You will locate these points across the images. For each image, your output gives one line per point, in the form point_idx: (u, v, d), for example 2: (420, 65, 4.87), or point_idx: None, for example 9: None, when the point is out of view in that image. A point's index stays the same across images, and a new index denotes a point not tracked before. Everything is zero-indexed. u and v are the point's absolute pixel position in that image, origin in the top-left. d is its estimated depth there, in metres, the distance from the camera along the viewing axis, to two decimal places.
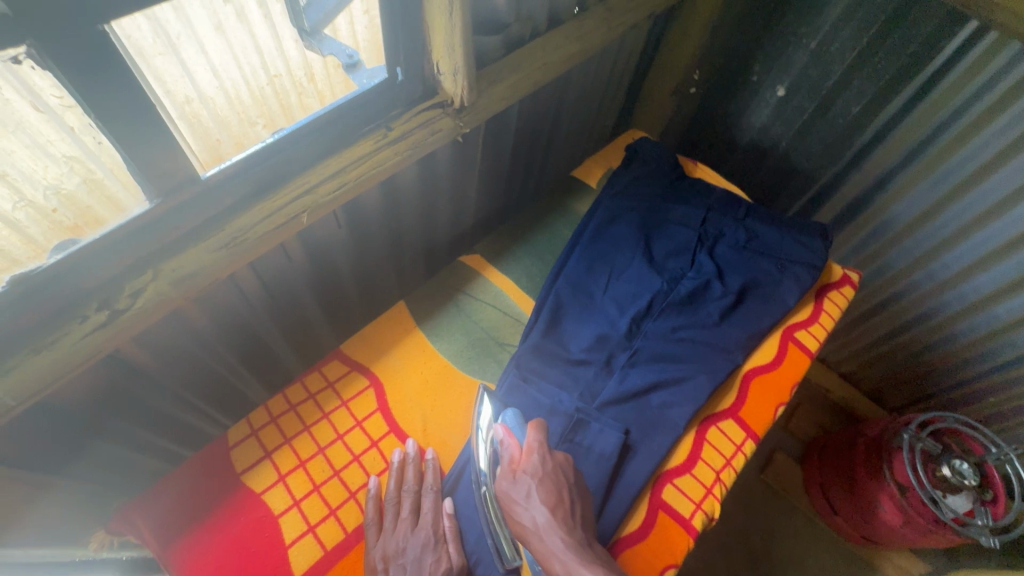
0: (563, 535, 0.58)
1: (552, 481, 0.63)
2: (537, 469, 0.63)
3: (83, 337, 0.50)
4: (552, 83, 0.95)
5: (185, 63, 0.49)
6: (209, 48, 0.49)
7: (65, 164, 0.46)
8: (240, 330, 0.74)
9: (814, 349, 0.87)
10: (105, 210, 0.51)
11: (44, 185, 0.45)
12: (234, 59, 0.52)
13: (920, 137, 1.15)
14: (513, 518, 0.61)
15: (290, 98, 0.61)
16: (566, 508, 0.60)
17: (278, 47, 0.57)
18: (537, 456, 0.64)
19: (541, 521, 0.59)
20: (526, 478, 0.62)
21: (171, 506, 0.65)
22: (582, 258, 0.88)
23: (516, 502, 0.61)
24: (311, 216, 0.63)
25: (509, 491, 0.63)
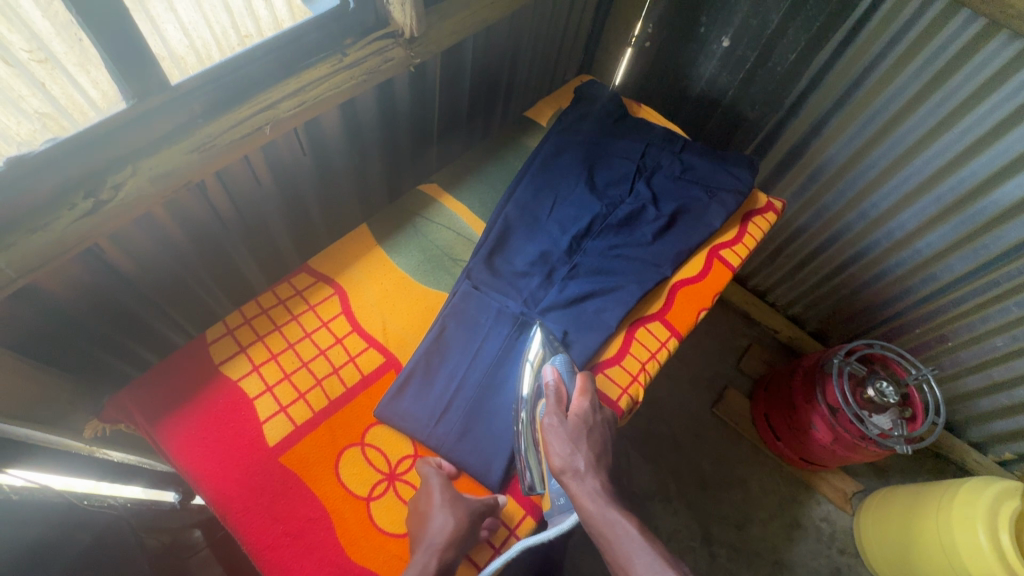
0: (601, 485, 0.65)
1: (597, 433, 0.70)
2: (588, 417, 0.70)
3: (73, 222, 0.58)
4: (503, 24, 1.02)
5: (155, 20, 0.61)
6: (177, 6, 0.62)
7: (38, 120, 0.56)
8: (212, 241, 0.82)
9: (737, 265, 0.98)
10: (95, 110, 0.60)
11: (18, 140, 0.55)
12: (202, 18, 0.64)
13: (848, 83, 1.25)
14: (550, 453, 0.67)
15: None
16: (606, 460, 0.68)
17: (247, 9, 0.68)
18: (589, 403, 0.71)
19: (584, 465, 0.66)
20: (577, 420, 0.69)
21: (156, 390, 0.73)
22: (530, 185, 0.97)
23: (560, 442, 0.67)
24: (273, 130, 0.70)
25: (557, 429, 0.68)
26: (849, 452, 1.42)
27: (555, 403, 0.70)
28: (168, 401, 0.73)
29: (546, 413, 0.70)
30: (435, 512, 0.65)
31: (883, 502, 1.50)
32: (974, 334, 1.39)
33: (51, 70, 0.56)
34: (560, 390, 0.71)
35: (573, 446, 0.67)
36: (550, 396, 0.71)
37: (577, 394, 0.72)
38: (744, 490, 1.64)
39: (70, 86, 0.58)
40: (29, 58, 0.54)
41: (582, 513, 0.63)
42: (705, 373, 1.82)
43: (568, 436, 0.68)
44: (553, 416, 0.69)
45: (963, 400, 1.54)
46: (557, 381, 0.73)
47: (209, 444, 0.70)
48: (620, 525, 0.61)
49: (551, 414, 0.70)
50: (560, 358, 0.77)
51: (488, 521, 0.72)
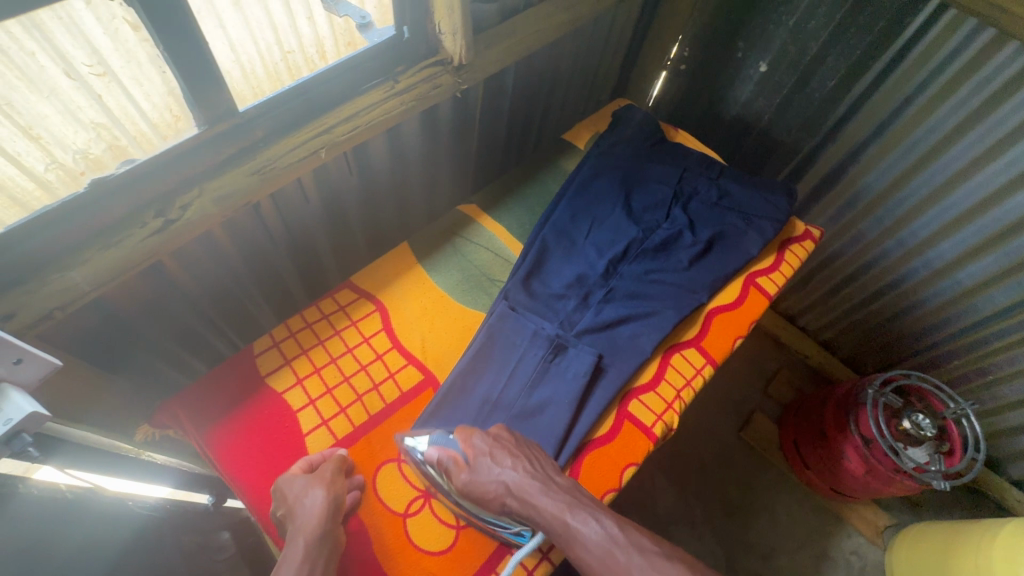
0: (531, 484, 0.64)
1: (504, 447, 0.69)
2: (483, 449, 0.69)
3: (143, 239, 0.61)
4: (544, 51, 1.05)
5: (207, 37, 0.59)
6: (226, 23, 0.60)
7: (92, 130, 0.56)
8: (263, 257, 0.86)
9: (773, 293, 0.97)
10: (161, 133, 0.62)
11: (73, 149, 0.56)
12: (249, 35, 0.62)
13: (888, 111, 1.24)
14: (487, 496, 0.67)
15: (301, 72, 0.70)
16: (524, 461, 0.67)
17: (292, 24, 0.65)
18: (477, 438, 0.70)
19: (511, 483, 0.65)
20: (479, 459, 0.68)
21: (206, 399, 0.76)
22: (567, 208, 0.98)
23: (483, 482, 0.67)
24: (328, 153, 0.73)
25: (473, 480, 0.67)
26: (882, 484, 1.38)
27: (455, 464, 0.69)
28: (217, 409, 0.76)
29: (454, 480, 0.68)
30: (300, 493, 0.65)
31: (916, 538, 1.46)
32: (1016, 368, 1.35)
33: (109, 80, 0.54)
34: (449, 454, 0.70)
35: (493, 478, 0.66)
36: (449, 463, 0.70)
37: (461, 444, 0.70)
38: (770, 519, 1.61)
39: (124, 97, 0.57)
40: (89, 73, 0.52)
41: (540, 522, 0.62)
42: (732, 396, 1.80)
43: (481, 476, 0.67)
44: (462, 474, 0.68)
45: (1003, 436, 1.49)
46: (439, 450, 0.71)
47: (252, 454, 0.73)
48: (567, 519, 0.60)
49: (457, 477, 0.68)
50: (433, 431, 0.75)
51: None
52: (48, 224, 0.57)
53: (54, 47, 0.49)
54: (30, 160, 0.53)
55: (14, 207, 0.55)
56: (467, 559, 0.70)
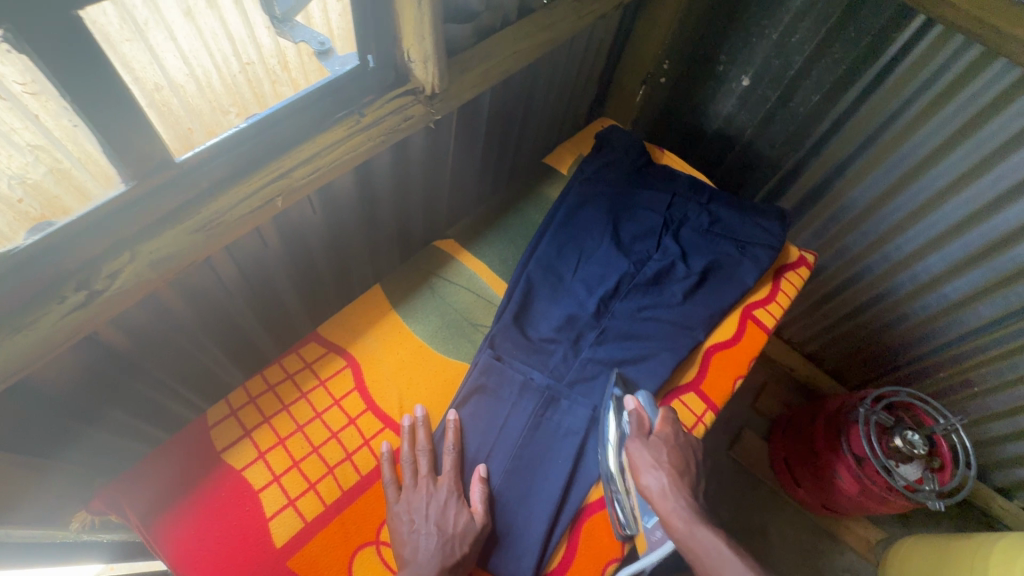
0: (680, 495, 0.67)
1: (679, 452, 0.72)
2: (671, 439, 0.72)
3: (63, 317, 0.52)
4: (522, 72, 0.98)
5: (155, 50, 0.51)
6: (178, 34, 0.51)
7: (30, 153, 0.47)
8: (217, 310, 0.77)
9: (771, 326, 0.93)
10: (72, 198, 0.52)
11: (10, 174, 0.47)
12: (204, 46, 0.53)
13: (874, 126, 1.21)
14: (638, 474, 0.69)
15: (263, 86, 0.62)
16: (686, 478, 0.70)
17: (250, 34, 0.58)
18: (670, 428, 0.73)
19: (668, 485, 0.68)
20: (660, 442, 0.72)
21: (153, 482, 0.67)
22: (552, 241, 0.92)
23: (643, 463, 0.70)
24: (285, 201, 0.65)
25: (642, 451, 0.71)
26: (876, 504, 1.36)
27: (637, 427, 0.72)
28: (164, 492, 0.67)
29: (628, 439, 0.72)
30: (446, 515, 0.66)
31: (907, 558, 1.44)
32: (1002, 381, 1.34)
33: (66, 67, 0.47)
34: (642, 415, 0.73)
35: (658, 469, 0.69)
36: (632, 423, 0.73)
37: (659, 421, 0.74)
38: (764, 540, 1.58)
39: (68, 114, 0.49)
40: (21, 92, 0.45)
41: (670, 523, 0.65)
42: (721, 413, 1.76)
43: (652, 458, 0.70)
44: (635, 439, 0.71)
45: (989, 445, 1.48)
46: (638, 407, 0.75)
47: (208, 546, 0.64)
48: (706, 542, 0.62)
49: (634, 439, 0.72)
50: (641, 389, 0.79)
51: None
52: None
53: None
54: None
55: None
56: None
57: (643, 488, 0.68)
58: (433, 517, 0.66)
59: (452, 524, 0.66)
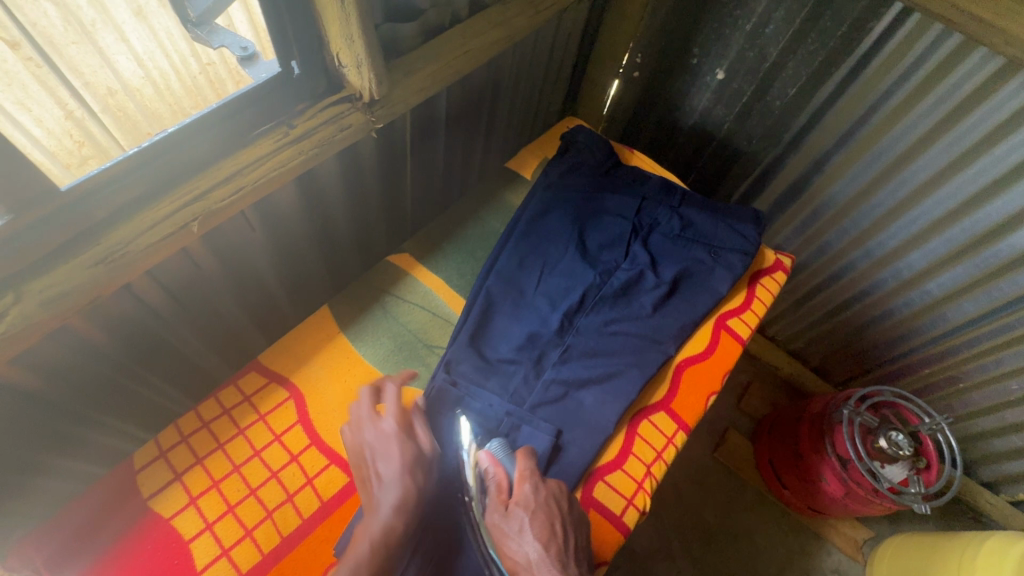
0: (548, 561, 0.58)
1: (545, 509, 0.62)
2: (532, 501, 0.63)
3: None
4: (479, 71, 0.92)
5: None
6: None
7: None
8: (148, 340, 0.71)
9: (746, 336, 0.88)
10: None
11: None
12: None
13: (852, 121, 1.17)
14: (504, 552, 0.61)
15: (225, 84, 0.71)
16: (556, 538, 0.60)
17: None
18: (529, 485, 0.64)
19: (534, 558, 0.59)
20: (518, 511, 0.62)
21: (72, 537, 0.62)
22: (514, 253, 0.86)
23: (507, 537, 0.61)
24: (202, 226, 0.58)
25: (501, 527, 0.62)
26: (861, 505, 1.33)
27: (495, 495, 0.64)
28: (87, 548, 0.61)
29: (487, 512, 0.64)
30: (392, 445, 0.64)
31: (893, 559, 1.41)
32: (986, 377, 1.31)
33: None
34: (496, 477, 0.66)
35: (523, 538, 0.60)
36: (490, 489, 0.65)
37: (516, 479, 0.65)
38: (750, 543, 1.55)
39: None
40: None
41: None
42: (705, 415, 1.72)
43: (515, 529, 0.61)
44: (495, 512, 0.63)
45: (975, 442, 1.45)
46: (493, 467, 0.67)
47: None
48: None
49: (493, 511, 0.64)
50: (495, 441, 0.71)
51: None
52: None
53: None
54: None
55: None
56: None
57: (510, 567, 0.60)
58: (388, 457, 0.63)
59: (402, 462, 0.62)
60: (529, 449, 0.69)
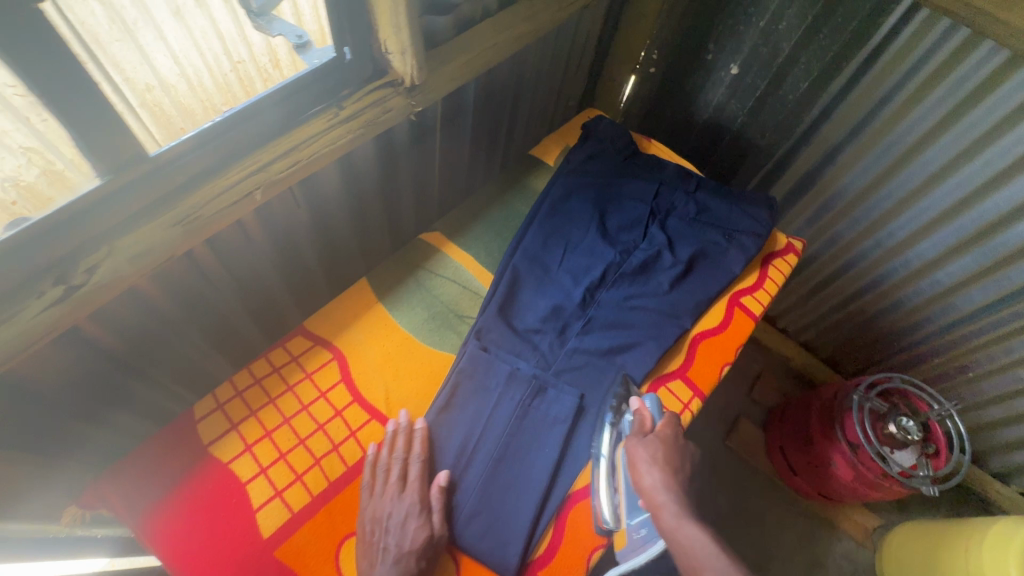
0: (667, 488, 0.64)
1: (672, 447, 0.69)
2: (669, 438, 0.69)
3: (42, 310, 0.52)
4: (506, 63, 0.98)
5: (144, 51, 0.53)
6: (167, 32, 0.54)
7: (22, 154, 0.50)
8: (204, 305, 0.78)
9: (758, 313, 0.93)
10: (53, 189, 0.53)
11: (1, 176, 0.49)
12: (193, 45, 0.57)
13: (862, 114, 1.21)
14: (632, 468, 0.67)
15: (256, 84, 0.65)
16: (678, 475, 0.66)
17: (239, 32, 0.61)
18: (670, 427, 0.71)
19: (660, 479, 0.64)
20: (657, 439, 0.69)
21: (139, 477, 0.68)
22: (539, 232, 0.92)
23: (638, 458, 0.67)
24: (264, 194, 0.65)
25: (639, 446, 0.69)
26: (870, 491, 1.35)
27: (636, 426, 0.71)
28: (155, 486, 0.68)
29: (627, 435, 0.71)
30: (402, 525, 0.65)
31: (902, 544, 1.44)
32: (996, 365, 1.34)
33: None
34: (642, 414, 0.72)
35: (651, 462, 0.66)
36: (633, 422, 0.72)
37: (659, 420, 0.72)
38: (760, 528, 1.58)
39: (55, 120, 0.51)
40: (12, 94, 0.47)
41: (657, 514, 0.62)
42: (717, 402, 1.76)
43: (649, 452, 0.68)
44: (633, 436, 0.70)
45: (985, 431, 1.48)
46: (641, 406, 0.74)
47: (195, 539, 0.65)
48: (692, 542, 0.58)
49: (633, 434, 0.71)
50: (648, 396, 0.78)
51: None
52: None
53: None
54: None
55: None
56: None
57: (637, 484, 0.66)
58: (402, 532, 0.65)
59: (413, 540, 0.64)
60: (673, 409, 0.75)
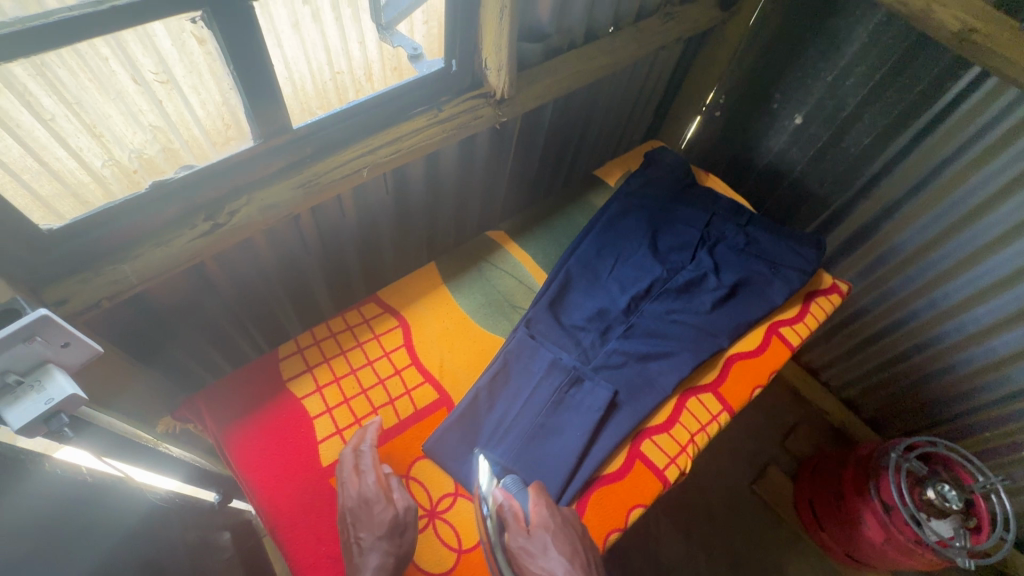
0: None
1: (562, 532, 0.68)
2: (550, 523, 0.68)
3: (192, 240, 0.66)
4: (583, 89, 1.09)
5: (277, 52, 0.64)
6: (284, 42, 0.64)
7: (150, 132, 0.60)
8: (297, 266, 0.90)
9: (796, 344, 0.96)
10: (166, 164, 0.64)
11: (130, 148, 0.59)
12: (303, 54, 0.66)
13: (923, 173, 1.23)
14: (529, 574, 0.65)
15: (347, 93, 0.74)
16: (580, 556, 0.65)
17: (344, 48, 0.69)
18: (546, 509, 0.70)
19: (559, 573, 0.63)
20: (540, 532, 0.67)
21: (228, 397, 0.79)
22: (594, 242, 1.00)
23: (531, 556, 0.65)
24: (370, 172, 0.78)
25: (528, 550, 0.66)
26: (901, 556, 1.30)
27: (513, 522, 0.68)
28: (240, 407, 0.79)
29: (510, 538, 0.67)
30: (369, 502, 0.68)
31: None
32: None
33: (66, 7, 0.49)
34: (515, 509, 0.70)
35: (546, 557, 0.65)
36: (507, 519, 0.69)
37: (533, 507, 0.70)
38: None
39: (183, 105, 0.60)
40: (155, 80, 0.56)
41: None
42: (748, 445, 1.74)
43: (538, 548, 0.66)
44: (518, 537, 0.67)
45: None
46: (508, 497, 0.71)
47: (266, 455, 0.75)
48: None
49: (513, 535, 0.67)
50: (510, 478, 0.75)
51: None
52: (99, 224, 0.61)
53: (112, 59, 0.53)
54: (89, 156, 0.57)
55: (73, 201, 0.59)
56: None
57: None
58: (369, 520, 0.66)
59: (379, 527, 0.66)
60: (542, 485, 0.73)
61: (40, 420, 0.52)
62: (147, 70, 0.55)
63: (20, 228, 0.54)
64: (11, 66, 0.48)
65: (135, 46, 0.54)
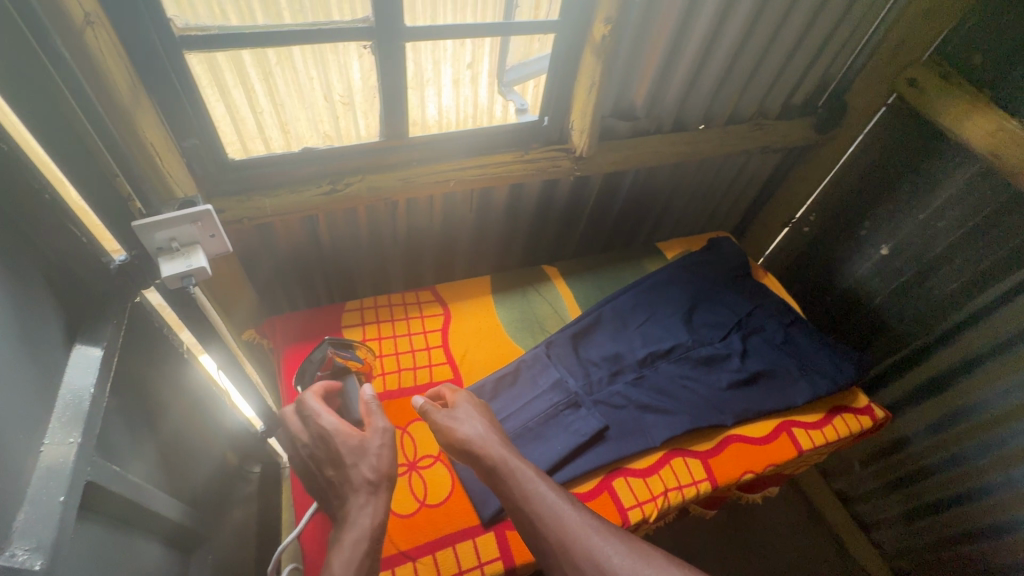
0: (497, 440, 0.73)
1: (484, 413, 0.80)
2: (468, 402, 0.80)
3: (314, 195, 0.89)
4: (664, 169, 1.23)
5: (416, 87, 0.88)
6: (442, 93, 0.91)
7: (322, 139, 0.89)
8: (382, 245, 1.11)
9: (805, 448, 0.95)
10: (314, 141, 0.89)
11: (303, 142, 0.88)
12: (456, 108, 0.95)
13: (1010, 333, 1.15)
14: (452, 433, 0.74)
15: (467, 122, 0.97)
16: (495, 428, 0.76)
17: (490, 113, 0.98)
18: (464, 393, 0.82)
19: (477, 435, 0.73)
20: (461, 405, 0.79)
21: (298, 325, 1.00)
22: (632, 297, 1.10)
23: (456, 421, 0.76)
24: (456, 184, 0.97)
25: (450, 416, 0.77)
26: None
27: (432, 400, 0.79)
28: (303, 333, 0.99)
29: (433, 413, 0.77)
30: (353, 447, 0.69)
31: None
32: None
33: (282, 24, 0.73)
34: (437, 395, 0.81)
35: (470, 420, 0.76)
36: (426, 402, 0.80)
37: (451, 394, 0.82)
38: None
39: (353, 125, 0.89)
40: (338, 101, 0.85)
41: (492, 462, 0.70)
42: None
43: (462, 414, 0.77)
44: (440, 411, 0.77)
45: None
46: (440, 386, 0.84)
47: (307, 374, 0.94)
48: (532, 486, 0.67)
49: (434, 412, 0.78)
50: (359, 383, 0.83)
51: (446, 552, 0.77)
52: (262, 164, 0.86)
53: (296, 66, 0.78)
54: (276, 145, 0.87)
55: (241, 148, 0.85)
56: (401, 538, 0.77)
57: (458, 442, 0.73)
58: (360, 454, 0.69)
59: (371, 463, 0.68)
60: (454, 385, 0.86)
61: (178, 276, 0.73)
62: (319, 81, 0.81)
63: (215, 152, 0.82)
64: (241, 52, 0.74)
65: (314, 61, 0.78)
